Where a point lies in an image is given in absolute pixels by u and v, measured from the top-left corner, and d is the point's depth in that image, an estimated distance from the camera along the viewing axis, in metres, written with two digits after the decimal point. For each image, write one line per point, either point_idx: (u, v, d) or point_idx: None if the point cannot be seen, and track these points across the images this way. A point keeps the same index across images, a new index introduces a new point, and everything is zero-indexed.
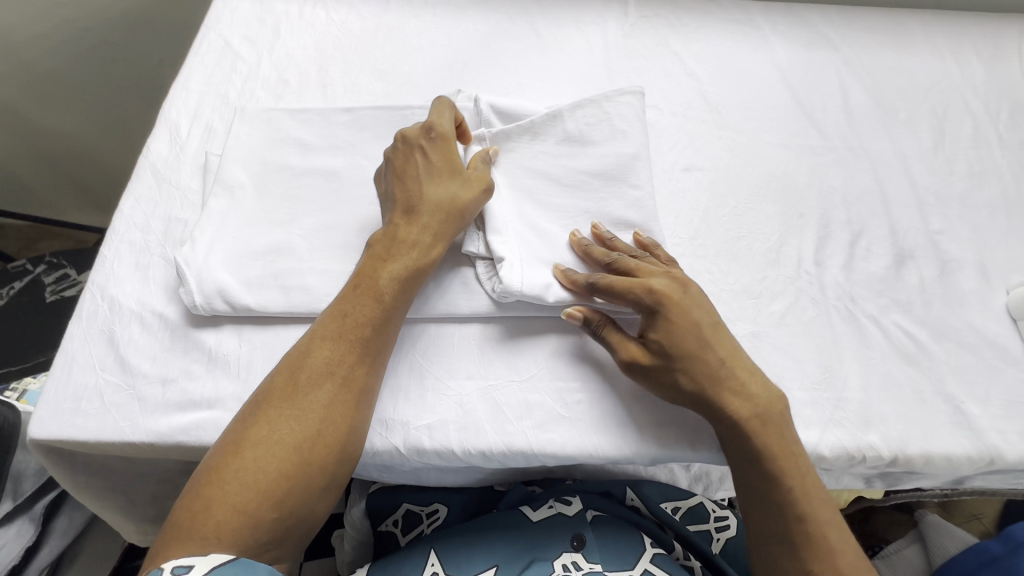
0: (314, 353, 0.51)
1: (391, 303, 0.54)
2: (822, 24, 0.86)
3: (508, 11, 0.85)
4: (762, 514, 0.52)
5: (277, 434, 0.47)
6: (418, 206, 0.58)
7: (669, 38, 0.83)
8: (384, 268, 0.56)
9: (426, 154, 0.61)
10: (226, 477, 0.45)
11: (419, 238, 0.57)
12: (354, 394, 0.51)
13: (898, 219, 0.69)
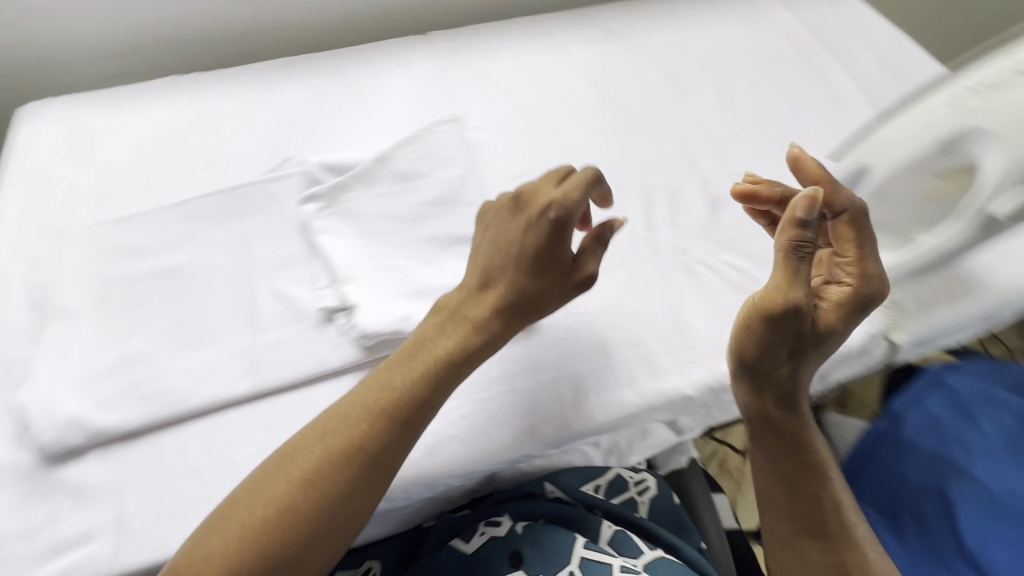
0: (323, 440, 0.50)
1: (454, 373, 0.54)
2: (606, 20, 0.97)
3: (322, 72, 0.88)
4: (778, 501, 0.62)
5: (270, 522, 0.47)
6: (494, 287, 0.56)
7: (477, 63, 0.90)
8: (430, 352, 0.54)
9: (490, 253, 0.56)
10: (231, 528, 0.46)
11: (488, 320, 0.55)
12: (377, 472, 0.50)
13: (706, 171, 0.78)
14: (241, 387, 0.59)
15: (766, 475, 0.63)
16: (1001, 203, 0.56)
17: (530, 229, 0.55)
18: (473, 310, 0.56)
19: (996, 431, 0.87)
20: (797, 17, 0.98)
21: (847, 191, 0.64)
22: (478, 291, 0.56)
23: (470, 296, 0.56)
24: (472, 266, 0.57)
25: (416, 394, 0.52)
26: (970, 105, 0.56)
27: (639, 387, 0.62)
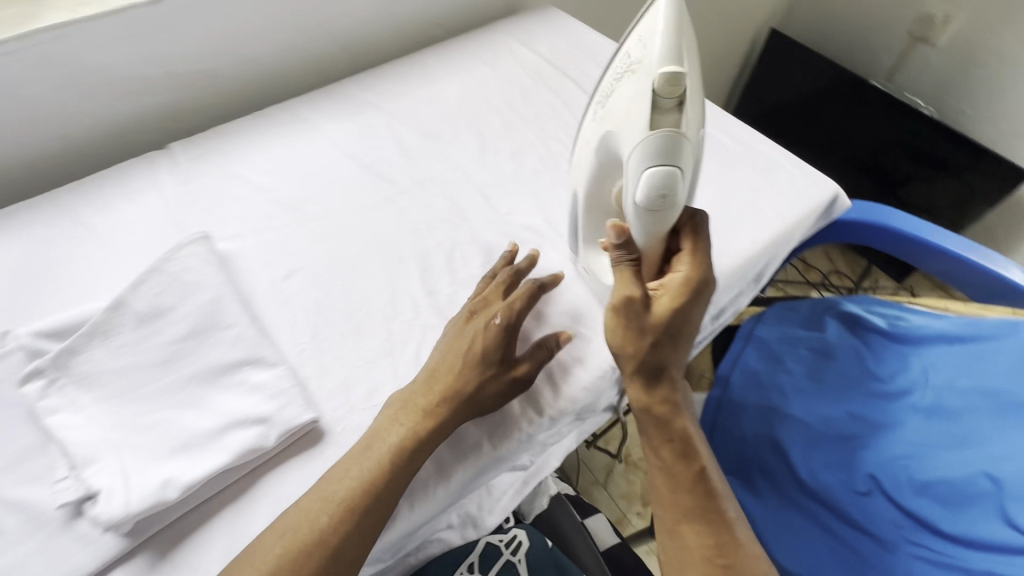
0: (314, 520, 0.52)
1: (412, 456, 0.56)
2: (359, 93, 0.98)
3: (43, 219, 0.78)
4: (661, 485, 0.62)
5: None
6: (438, 387, 0.60)
7: (228, 166, 0.86)
8: (383, 443, 0.56)
9: (473, 340, 0.62)
10: None
11: (436, 415, 0.58)
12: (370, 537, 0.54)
13: (476, 218, 0.80)
14: None
15: (651, 453, 0.63)
16: (641, 198, 0.58)
17: (480, 334, 0.62)
18: (444, 383, 0.60)
19: (800, 366, 0.97)
20: (533, 52, 1.06)
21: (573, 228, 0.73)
22: (426, 385, 0.60)
23: (466, 362, 0.61)
24: (450, 356, 0.62)
25: (396, 470, 0.55)
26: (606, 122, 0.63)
27: (449, 465, 0.60)
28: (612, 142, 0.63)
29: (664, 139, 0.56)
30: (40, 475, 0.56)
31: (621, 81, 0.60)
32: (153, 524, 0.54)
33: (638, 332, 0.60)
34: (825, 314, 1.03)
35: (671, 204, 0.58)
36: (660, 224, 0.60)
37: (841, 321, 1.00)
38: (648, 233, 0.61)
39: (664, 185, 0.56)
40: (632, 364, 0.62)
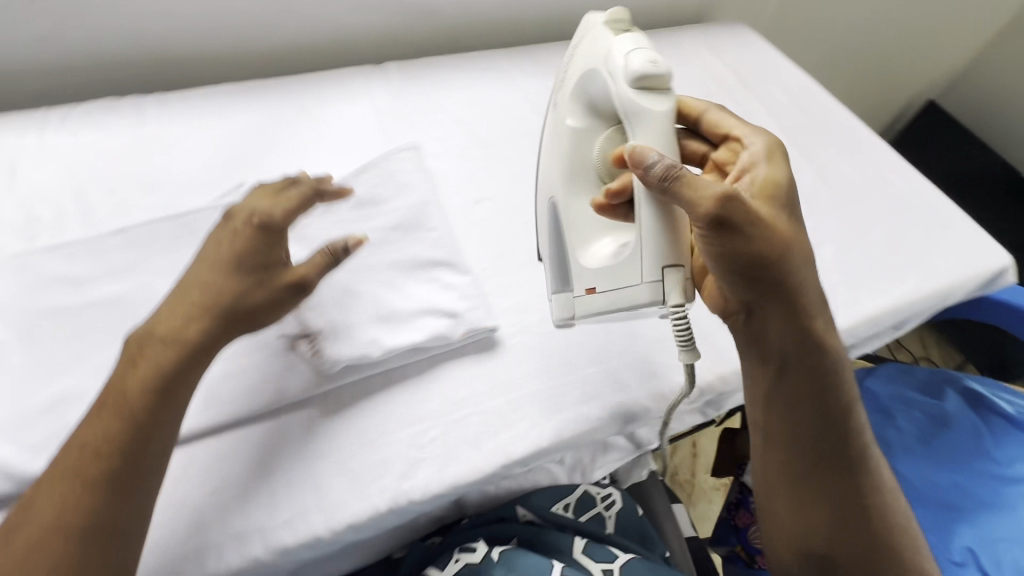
0: (104, 423, 0.49)
1: (145, 413, 0.50)
2: (552, 57, 1.04)
3: (275, 97, 0.88)
4: (796, 450, 0.60)
5: (106, 496, 0.47)
6: (192, 314, 0.54)
7: (432, 93, 0.93)
8: (119, 390, 0.50)
9: (228, 242, 0.56)
10: (54, 484, 0.47)
11: (183, 336, 0.53)
12: (141, 442, 0.49)
13: None
14: (195, 422, 0.56)
15: (776, 414, 0.60)
16: (635, 70, 0.56)
17: (236, 238, 0.56)
18: (206, 291, 0.55)
19: (910, 426, 0.96)
20: (719, 60, 1.09)
21: (560, 262, 0.66)
22: (184, 317, 0.54)
23: (191, 272, 0.56)
24: (203, 272, 0.55)
25: (161, 387, 0.51)
26: (553, 122, 0.67)
27: (602, 401, 0.64)
28: (569, 114, 0.65)
29: (603, 38, 0.61)
30: None
31: (564, 68, 0.67)
32: (353, 373, 0.61)
33: (749, 245, 0.53)
34: (946, 385, 1.01)
35: (664, 85, 0.58)
36: (646, 115, 0.57)
37: (961, 396, 0.99)
38: (650, 118, 0.58)
39: (637, 61, 0.56)
40: (748, 287, 0.56)
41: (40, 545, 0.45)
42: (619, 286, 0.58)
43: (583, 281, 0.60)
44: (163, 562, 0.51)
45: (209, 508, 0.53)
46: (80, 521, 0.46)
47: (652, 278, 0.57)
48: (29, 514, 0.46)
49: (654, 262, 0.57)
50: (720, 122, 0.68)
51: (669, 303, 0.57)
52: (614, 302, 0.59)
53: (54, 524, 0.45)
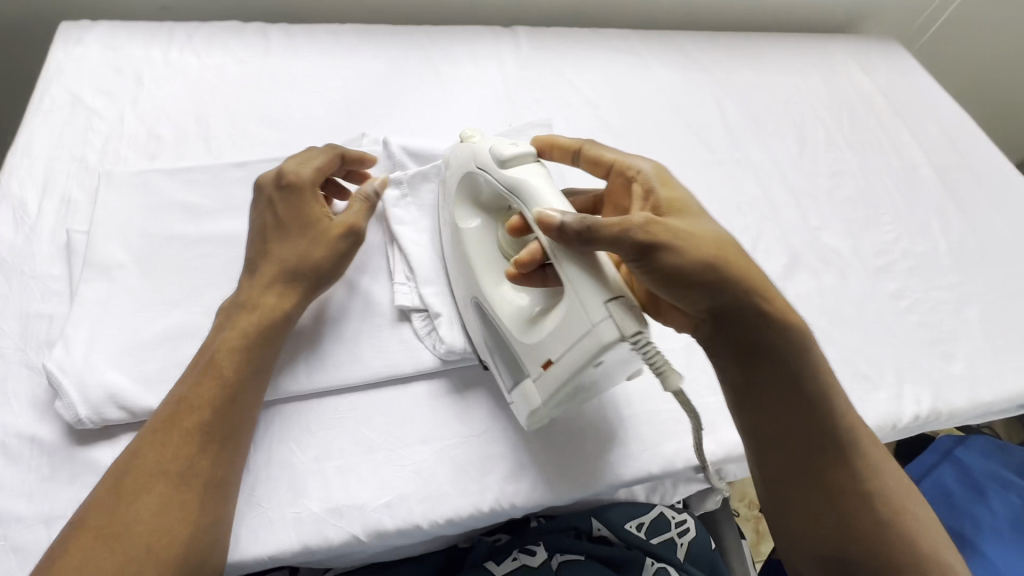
0: (201, 398, 0.47)
1: (239, 381, 0.48)
2: (691, 46, 0.95)
3: (401, 47, 0.83)
4: (780, 455, 0.53)
5: (200, 478, 0.44)
6: (263, 268, 0.53)
7: (562, 67, 0.87)
8: (215, 371, 0.48)
9: (274, 208, 0.55)
10: (135, 482, 0.43)
11: (268, 305, 0.52)
12: (231, 428, 0.47)
13: (785, 220, 0.78)
14: (303, 382, 0.53)
15: (769, 461, 0.53)
16: (509, 156, 0.52)
17: (275, 203, 0.55)
18: (311, 252, 0.54)
19: (1005, 510, 0.89)
20: (870, 79, 0.99)
21: (505, 351, 0.54)
22: (251, 278, 0.53)
23: (279, 238, 0.54)
24: (255, 238, 0.55)
25: (247, 367, 0.49)
26: (450, 240, 0.58)
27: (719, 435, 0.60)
28: (464, 218, 0.57)
29: (463, 150, 0.57)
30: (377, 270, 0.61)
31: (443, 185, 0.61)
32: (467, 361, 0.57)
33: (688, 255, 0.48)
34: None
35: (533, 161, 0.54)
36: (526, 182, 0.51)
37: None
38: (530, 182, 0.51)
39: (495, 147, 0.54)
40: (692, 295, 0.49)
41: (146, 494, 0.43)
42: (572, 341, 0.47)
43: (536, 354, 0.50)
44: (252, 521, 0.48)
45: (311, 474, 0.50)
46: (183, 472, 0.44)
47: (600, 318, 0.45)
48: (134, 462, 0.44)
49: (596, 296, 0.46)
50: (602, 155, 0.58)
51: (627, 335, 0.44)
52: (572, 367, 0.47)
53: (157, 471, 0.43)
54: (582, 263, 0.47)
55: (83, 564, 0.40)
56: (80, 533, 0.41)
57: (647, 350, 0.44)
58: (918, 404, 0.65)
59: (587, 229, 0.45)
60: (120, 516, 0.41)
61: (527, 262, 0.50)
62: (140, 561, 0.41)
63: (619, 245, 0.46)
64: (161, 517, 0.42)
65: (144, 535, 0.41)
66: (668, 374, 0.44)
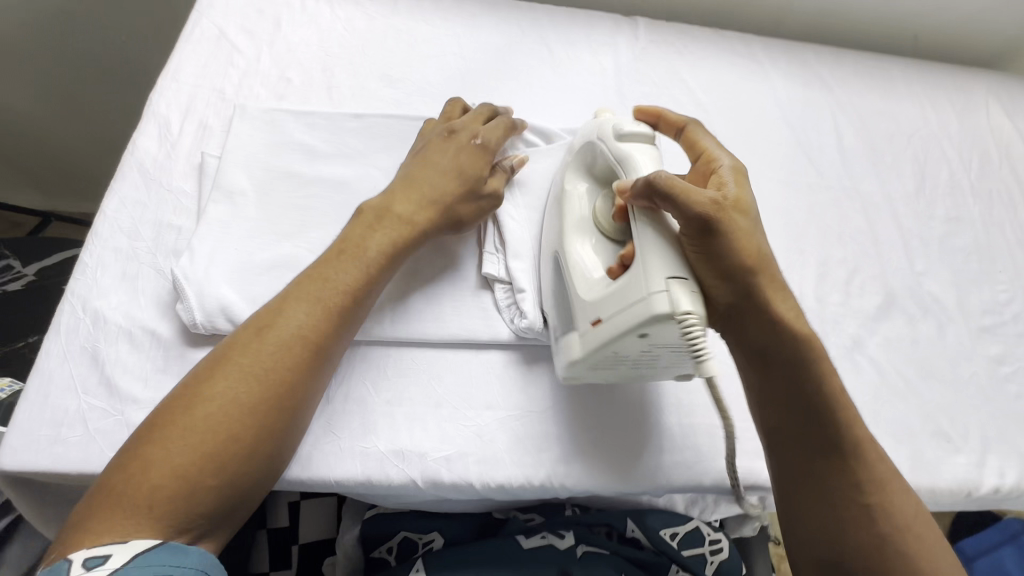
0: (340, 278, 0.53)
1: (373, 274, 0.54)
2: (817, 61, 0.90)
3: (520, 23, 0.83)
4: (805, 462, 0.51)
5: (320, 352, 0.50)
6: (421, 192, 0.58)
7: (677, 65, 0.85)
8: (359, 256, 0.54)
9: (458, 151, 0.60)
10: (271, 336, 0.49)
11: (413, 217, 0.57)
12: (353, 316, 0.53)
13: (887, 259, 0.74)
14: (388, 330, 0.57)
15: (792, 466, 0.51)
16: (625, 130, 0.55)
17: (457, 149, 0.60)
18: (464, 201, 0.59)
19: None
20: (1012, 124, 0.91)
21: (563, 303, 0.56)
22: (403, 192, 0.58)
23: (444, 173, 0.59)
24: (420, 165, 0.60)
25: (382, 266, 0.55)
26: (553, 203, 0.61)
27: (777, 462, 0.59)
28: (571, 184, 0.60)
29: (589, 124, 0.60)
30: (469, 238, 0.63)
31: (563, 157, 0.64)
32: (541, 338, 0.59)
33: (732, 247, 0.47)
34: None
35: (649, 144, 0.56)
36: (635, 157, 0.53)
37: None
38: (639, 159, 0.53)
39: (618, 124, 0.56)
40: (723, 286, 0.48)
41: (286, 348, 0.49)
42: (623, 304, 0.48)
43: (588, 312, 0.51)
44: (326, 445, 0.52)
45: (382, 415, 0.54)
46: (316, 340, 0.50)
47: (658, 290, 0.46)
48: (280, 319, 0.50)
49: (659, 269, 0.46)
50: (699, 140, 0.55)
51: (677, 312, 0.45)
52: (618, 328, 0.48)
53: (298, 334, 0.49)
54: (652, 220, 0.49)
55: (225, 391, 0.46)
56: (226, 362, 0.48)
57: (691, 332, 0.45)
58: (1001, 476, 0.61)
59: (662, 184, 0.46)
60: (262, 360, 0.48)
61: (630, 257, 0.50)
62: (268, 403, 0.47)
63: (679, 213, 0.47)
64: (291, 372, 0.48)
65: (276, 381, 0.48)
66: (705, 361, 0.45)
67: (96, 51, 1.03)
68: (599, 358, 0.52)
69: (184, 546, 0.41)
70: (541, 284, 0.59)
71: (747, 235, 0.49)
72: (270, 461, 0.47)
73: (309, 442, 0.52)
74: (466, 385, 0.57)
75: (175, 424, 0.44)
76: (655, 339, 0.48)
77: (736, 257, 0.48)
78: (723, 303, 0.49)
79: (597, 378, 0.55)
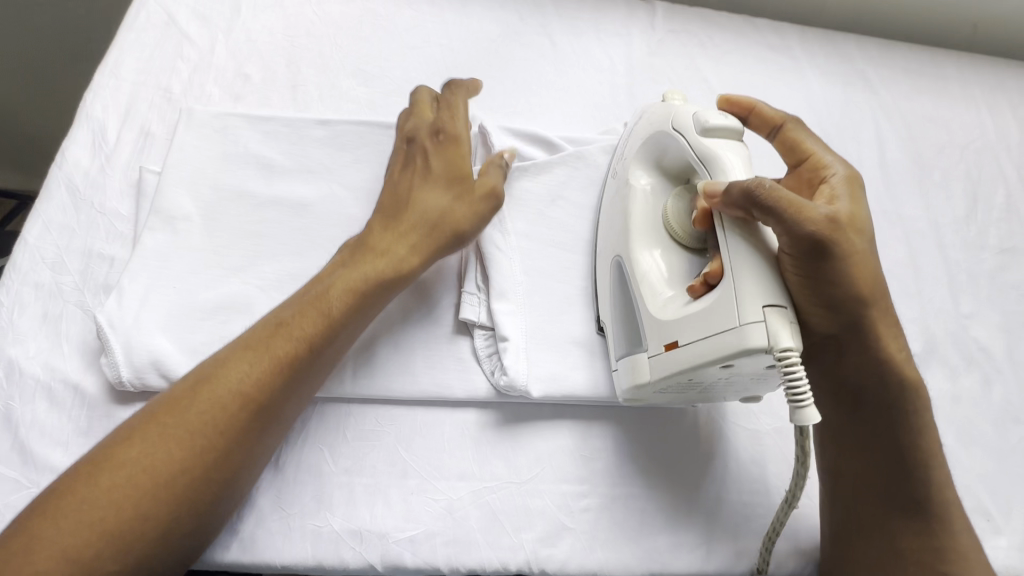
0: (296, 326, 0.44)
1: (336, 320, 0.45)
2: (860, 57, 0.78)
3: (518, 8, 0.72)
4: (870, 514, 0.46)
5: (259, 416, 0.42)
6: (396, 219, 0.50)
7: (698, 60, 0.74)
8: (321, 301, 0.45)
9: (426, 159, 0.52)
10: (204, 394, 0.41)
11: (391, 248, 0.49)
12: (307, 373, 0.44)
13: (929, 298, 0.64)
14: (349, 385, 0.49)
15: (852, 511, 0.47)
16: (706, 122, 0.45)
17: (426, 159, 0.52)
18: (459, 205, 0.51)
19: None
20: None
21: (630, 318, 0.49)
22: (383, 224, 0.50)
23: (425, 189, 0.51)
24: (387, 190, 0.52)
25: (350, 312, 0.46)
26: (614, 197, 0.54)
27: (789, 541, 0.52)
28: (635, 174, 0.52)
29: (660, 107, 0.51)
30: (448, 273, 0.55)
31: (624, 139, 0.56)
32: (526, 396, 0.51)
33: (846, 274, 0.42)
34: None
35: (736, 139, 0.46)
36: (721, 160, 0.44)
37: None
38: (726, 160, 0.44)
39: (701, 112, 0.46)
40: (826, 319, 0.43)
41: (223, 407, 0.41)
42: (707, 332, 0.40)
43: (662, 332, 0.44)
44: (273, 524, 0.45)
45: (339, 487, 0.47)
46: (260, 401, 0.42)
47: (754, 319, 0.38)
48: (220, 372, 0.42)
49: (756, 293, 0.38)
50: (802, 141, 0.50)
51: (776, 347, 0.37)
52: (698, 357, 0.40)
53: (239, 392, 0.41)
54: (747, 236, 0.40)
55: (142, 455, 0.38)
56: (147, 422, 0.40)
57: (793, 369, 0.37)
58: None
59: (770, 198, 0.39)
60: (191, 421, 0.40)
61: (716, 275, 0.42)
62: (192, 471, 0.39)
63: (787, 232, 0.39)
64: (224, 438, 0.40)
65: (205, 446, 0.39)
66: (807, 408, 0.36)
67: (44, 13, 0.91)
68: (671, 383, 0.44)
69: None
70: (607, 296, 0.52)
71: (865, 257, 0.43)
72: (182, 539, 0.39)
73: (253, 520, 0.45)
74: (438, 450, 0.49)
75: (76, 494, 0.36)
76: (741, 368, 0.40)
77: (849, 284, 0.42)
78: (820, 330, 0.44)
79: (661, 399, 0.49)
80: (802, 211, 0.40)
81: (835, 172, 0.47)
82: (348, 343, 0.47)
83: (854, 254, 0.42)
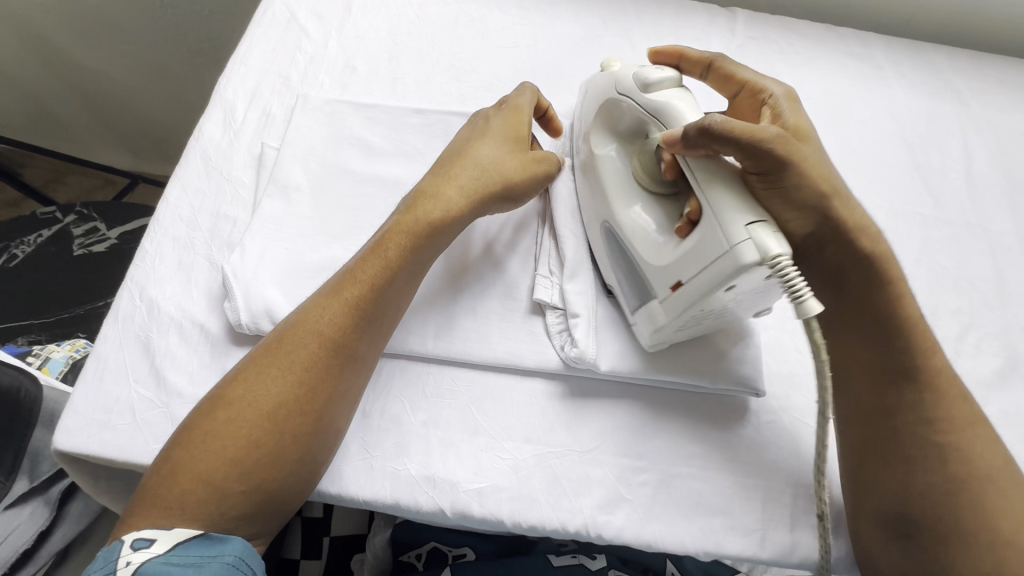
0: (366, 271, 0.49)
1: (396, 263, 0.50)
2: (950, 68, 0.76)
3: (603, 12, 0.76)
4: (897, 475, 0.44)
5: (333, 354, 0.47)
6: (449, 167, 0.55)
7: (777, 65, 0.75)
8: (385, 252, 0.50)
9: (487, 121, 0.58)
10: (287, 341, 0.46)
11: (445, 191, 0.53)
12: (375, 315, 0.49)
13: (1013, 314, 0.62)
14: (432, 346, 0.54)
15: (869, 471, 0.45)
16: (641, 79, 0.49)
17: (490, 121, 0.58)
18: (510, 161, 0.54)
19: None
20: None
21: (632, 275, 0.51)
22: (441, 171, 0.55)
23: (479, 144, 0.56)
24: (453, 142, 0.58)
25: (410, 263, 0.50)
26: (586, 166, 0.57)
27: None
28: (601, 145, 0.55)
29: (605, 77, 0.56)
30: (526, 256, 0.59)
31: (580, 116, 0.60)
32: (593, 368, 0.53)
33: (806, 178, 0.43)
34: None
35: (678, 86, 0.50)
36: (672, 107, 0.47)
37: None
38: (676, 107, 0.47)
39: (640, 71, 0.50)
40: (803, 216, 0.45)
41: (306, 348, 0.46)
42: (704, 265, 0.42)
43: (666, 277, 0.46)
44: (357, 462, 0.50)
45: (416, 436, 0.52)
46: (336, 338, 0.47)
47: (741, 238, 0.40)
48: (302, 317, 0.48)
49: (737, 215, 0.40)
50: (734, 72, 0.53)
51: (768, 257, 0.39)
52: (704, 288, 0.43)
53: (317, 331, 0.47)
54: (713, 170, 0.43)
55: (248, 394, 0.44)
56: (251, 364, 0.46)
57: (787, 275, 0.39)
58: None
59: (722, 129, 0.41)
60: (282, 361, 0.45)
61: (695, 212, 0.44)
62: (291, 404, 0.44)
63: (745, 156, 0.42)
64: (311, 373, 0.46)
65: (294, 381, 0.45)
66: (806, 299, 0.39)
67: (172, 17, 1.02)
68: (686, 320, 0.47)
69: (224, 536, 0.41)
70: (607, 256, 0.54)
71: (815, 158, 0.45)
72: (299, 467, 0.44)
73: (340, 457, 0.50)
74: (508, 413, 0.53)
75: (201, 432, 0.43)
76: (744, 287, 0.43)
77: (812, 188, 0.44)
78: (800, 235, 0.46)
79: (683, 336, 0.52)
80: (751, 130, 0.42)
81: (771, 93, 0.50)
82: (410, 288, 0.51)
83: (805, 158, 0.44)
